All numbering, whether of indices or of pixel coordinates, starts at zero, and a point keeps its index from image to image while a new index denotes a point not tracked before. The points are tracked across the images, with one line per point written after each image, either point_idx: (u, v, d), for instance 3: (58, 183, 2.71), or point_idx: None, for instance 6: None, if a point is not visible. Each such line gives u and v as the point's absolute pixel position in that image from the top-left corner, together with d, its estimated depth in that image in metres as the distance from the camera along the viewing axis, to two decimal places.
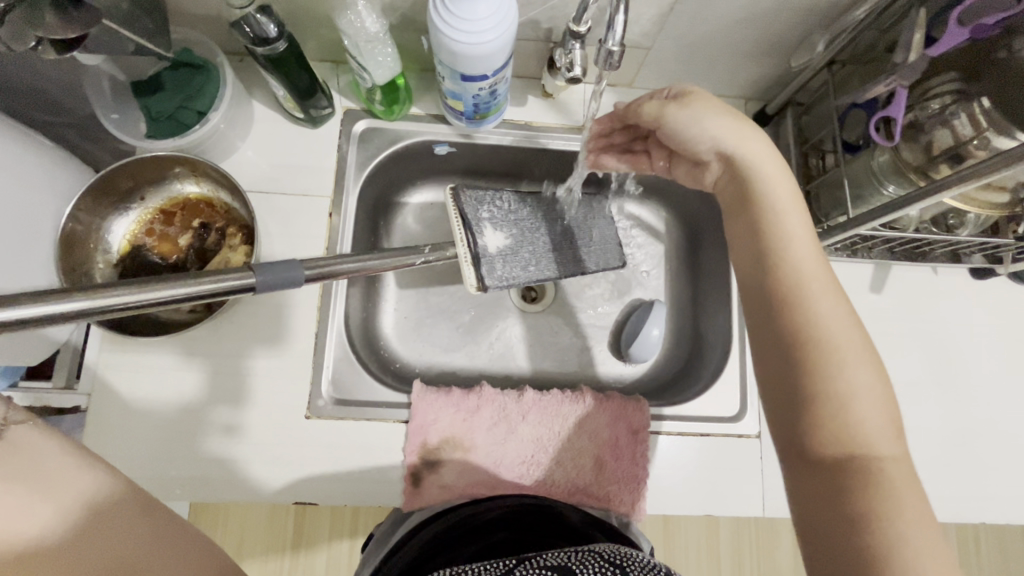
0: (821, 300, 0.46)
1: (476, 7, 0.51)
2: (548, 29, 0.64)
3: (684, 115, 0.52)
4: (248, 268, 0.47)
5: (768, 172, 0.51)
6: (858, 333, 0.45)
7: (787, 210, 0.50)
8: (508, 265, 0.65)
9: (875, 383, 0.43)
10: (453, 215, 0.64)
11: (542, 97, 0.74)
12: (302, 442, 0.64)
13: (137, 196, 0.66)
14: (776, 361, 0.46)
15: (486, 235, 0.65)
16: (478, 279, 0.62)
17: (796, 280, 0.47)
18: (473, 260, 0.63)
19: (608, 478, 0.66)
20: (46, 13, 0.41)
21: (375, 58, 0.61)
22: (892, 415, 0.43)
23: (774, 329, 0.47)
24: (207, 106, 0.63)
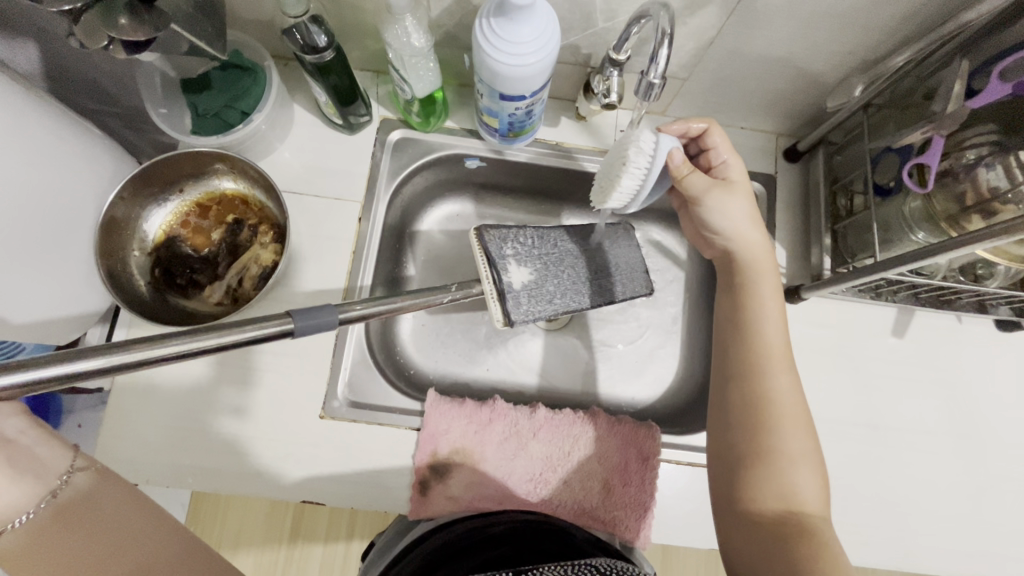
0: (779, 372, 0.58)
1: (521, 30, 0.52)
2: (588, 54, 0.66)
3: (717, 203, 0.63)
4: (287, 314, 0.49)
5: (748, 243, 0.63)
6: (801, 406, 0.57)
7: (762, 291, 0.62)
8: (536, 300, 0.64)
9: (806, 457, 0.54)
10: (479, 254, 0.63)
11: (575, 119, 0.75)
12: (315, 440, 0.65)
13: (176, 188, 0.67)
14: (736, 436, 0.56)
15: (511, 271, 0.64)
16: (505, 315, 0.62)
17: (764, 351, 0.59)
18: (498, 297, 0.62)
19: (615, 502, 0.65)
20: (121, 16, 0.43)
21: (418, 72, 0.63)
22: (816, 476, 0.54)
23: (737, 391, 0.58)
24: (252, 107, 0.65)
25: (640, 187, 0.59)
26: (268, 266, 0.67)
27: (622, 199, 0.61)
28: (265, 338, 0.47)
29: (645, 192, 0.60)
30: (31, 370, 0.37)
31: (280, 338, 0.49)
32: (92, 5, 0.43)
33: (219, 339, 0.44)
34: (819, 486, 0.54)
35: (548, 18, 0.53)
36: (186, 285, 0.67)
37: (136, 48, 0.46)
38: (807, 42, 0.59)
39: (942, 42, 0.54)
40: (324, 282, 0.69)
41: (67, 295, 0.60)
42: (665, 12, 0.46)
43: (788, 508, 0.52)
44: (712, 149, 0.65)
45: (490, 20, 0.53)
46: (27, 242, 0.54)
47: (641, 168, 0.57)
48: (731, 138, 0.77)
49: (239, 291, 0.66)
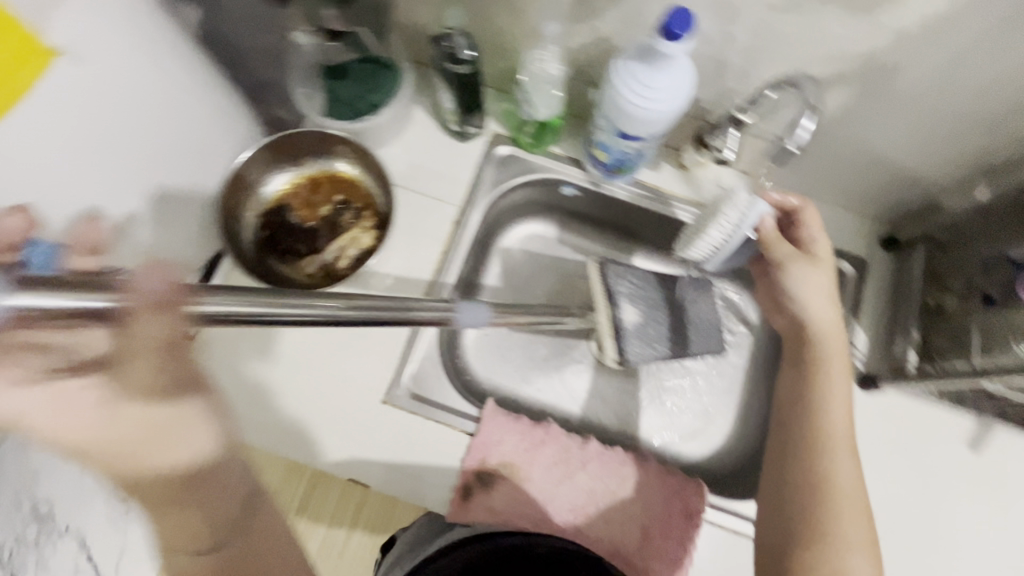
0: (842, 457, 0.58)
1: (660, 79, 0.55)
2: (708, 108, 0.67)
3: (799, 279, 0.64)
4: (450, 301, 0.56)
5: (822, 322, 0.64)
6: (861, 496, 0.57)
7: (831, 371, 0.62)
8: (642, 341, 0.69)
9: (865, 547, 0.54)
10: (598, 287, 0.70)
11: (676, 167, 0.77)
12: (372, 422, 0.67)
13: (296, 161, 0.72)
14: (790, 510, 0.57)
15: (625, 310, 0.69)
16: (618, 352, 0.69)
17: (827, 432, 0.59)
18: (613, 334, 0.69)
19: (651, 551, 0.64)
20: None
21: (543, 96, 0.66)
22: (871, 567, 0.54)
23: (795, 467, 0.58)
24: (381, 101, 0.71)
25: (725, 241, 0.67)
26: (365, 249, 0.70)
27: (700, 253, 0.70)
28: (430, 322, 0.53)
29: (727, 247, 0.68)
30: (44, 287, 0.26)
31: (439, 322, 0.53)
32: None
33: (378, 314, 0.45)
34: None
35: (686, 70, 0.56)
36: (286, 252, 0.71)
37: None
38: (928, 134, 0.60)
39: None
40: (409, 275, 0.72)
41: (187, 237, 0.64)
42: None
43: None
44: (802, 223, 0.66)
45: (632, 63, 0.56)
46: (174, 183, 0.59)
47: (729, 222, 0.65)
48: (829, 214, 0.76)
49: (333, 267, 0.70)
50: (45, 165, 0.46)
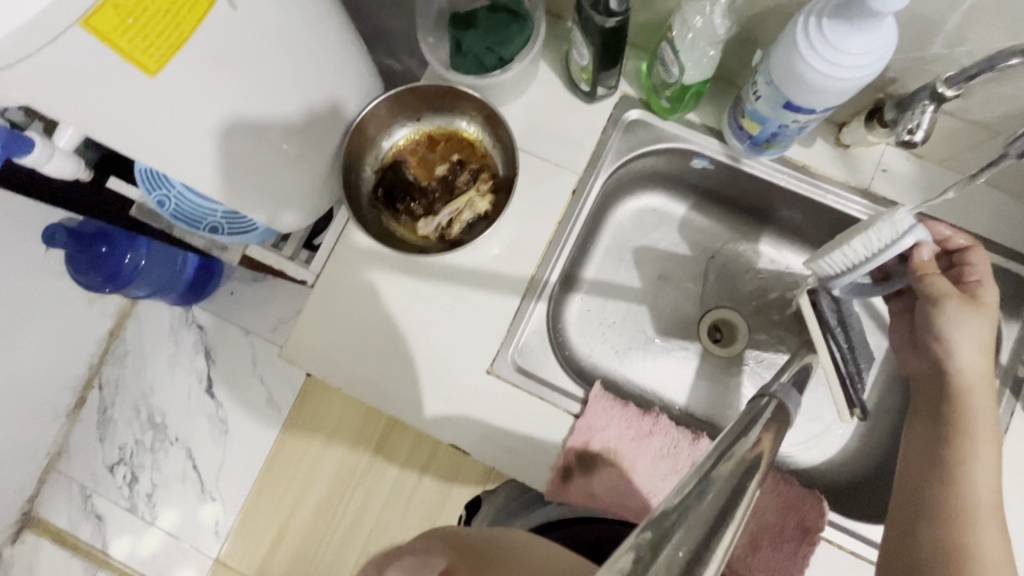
0: (989, 523, 0.48)
1: (854, 41, 0.46)
2: (895, 79, 0.57)
3: (954, 317, 0.53)
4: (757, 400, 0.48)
5: (971, 365, 0.53)
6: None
7: (979, 426, 0.52)
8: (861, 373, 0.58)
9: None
10: (813, 322, 0.57)
11: (832, 144, 0.67)
12: (476, 391, 0.66)
13: (415, 117, 0.69)
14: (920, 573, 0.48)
15: (842, 346, 0.57)
16: (853, 407, 0.55)
17: (974, 498, 0.49)
18: (843, 383, 0.55)
19: (757, 562, 0.60)
20: None
21: (696, 57, 0.58)
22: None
23: (929, 532, 0.49)
24: (510, 55, 0.65)
25: (859, 262, 0.53)
26: (479, 214, 0.67)
27: (827, 267, 0.57)
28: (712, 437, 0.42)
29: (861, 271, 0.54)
30: None
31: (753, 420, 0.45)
32: None
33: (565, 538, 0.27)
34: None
35: (891, 33, 0.46)
36: (402, 211, 0.69)
37: None
38: None
39: None
40: (521, 244, 0.69)
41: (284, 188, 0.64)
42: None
43: None
44: (971, 265, 0.56)
45: (822, 19, 0.47)
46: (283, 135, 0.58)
47: (880, 236, 0.51)
48: (1015, 212, 0.65)
49: (448, 231, 0.68)
50: (159, 104, 0.45)
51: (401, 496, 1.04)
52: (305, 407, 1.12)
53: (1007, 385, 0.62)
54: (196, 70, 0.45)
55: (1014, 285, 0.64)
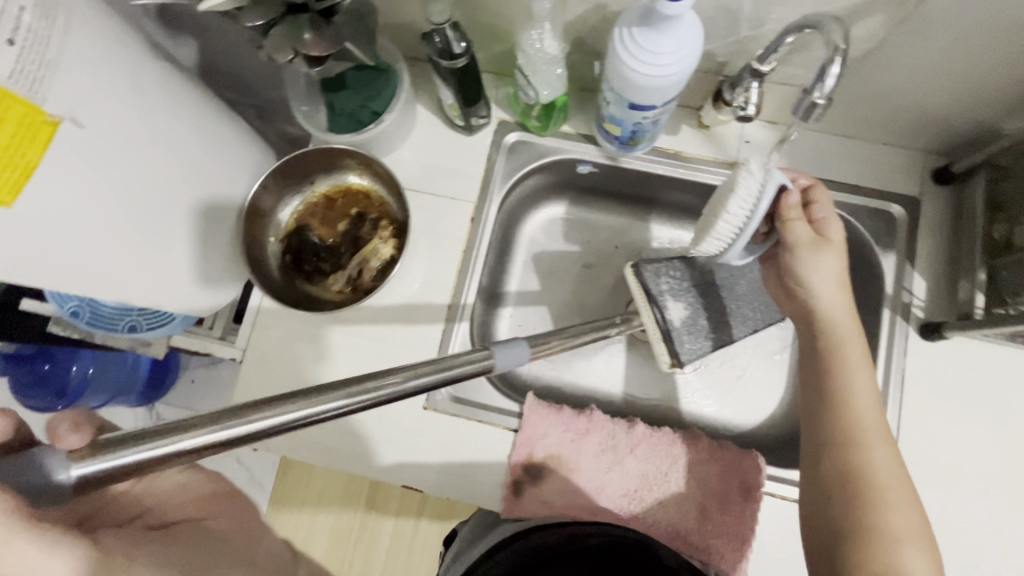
0: (877, 441, 0.53)
1: (666, 42, 0.51)
2: (724, 62, 0.62)
3: (810, 256, 0.57)
4: (483, 348, 0.48)
5: (830, 296, 0.57)
6: (899, 480, 0.52)
7: (851, 352, 0.56)
8: (699, 332, 0.62)
9: (917, 530, 0.50)
10: (637, 290, 0.62)
11: (696, 127, 0.72)
12: (415, 428, 0.67)
13: (309, 180, 0.72)
14: (827, 504, 0.52)
15: (671, 307, 0.62)
16: (673, 358, 0.61)
17: (858, 422, 0.53)
18: (662, 337, 0.61)
19: (710, 530, 0.63)
20: (306, 31, 0.47)
21: (545, 78, 0.62)
22: (930, 548, 0.49)
23: (829, 462, 0.53)
24: (382, 108, 0.69)
25: (741, 223, 0.55)
26: (387, 260, 0.70)
27: (719, 243, 0.57)
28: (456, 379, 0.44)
29: (749, 230, 0.56)
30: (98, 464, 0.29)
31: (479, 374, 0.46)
32: (282, 21, 0.47)
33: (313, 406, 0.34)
34: (930, 552, 0.49)
35: (693, 27, 0.52)
36: (312, 271, 0.71)
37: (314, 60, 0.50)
38: (978, 63, 0.53)
39: None
40: (432, 278, 0.71)
41: (203, 281, 0.65)
42: (839, 26, 0.43)
43: None
44: (815, 203, 0.59)
45: (632, 29, 0.52)
46: (187, 229, 0.59)
47: (747, 197, 0.54)
48: (869, 154, 0.71)
49: (359, 282, 0.70)
50: (66, 230, 0.46)
51: (402, 547, 0.96)
52: (284, 485, 0.98)
53: (896, 312, 0.67)
54: (86, 186, 0.47)
55: (884, 220, 0.70)
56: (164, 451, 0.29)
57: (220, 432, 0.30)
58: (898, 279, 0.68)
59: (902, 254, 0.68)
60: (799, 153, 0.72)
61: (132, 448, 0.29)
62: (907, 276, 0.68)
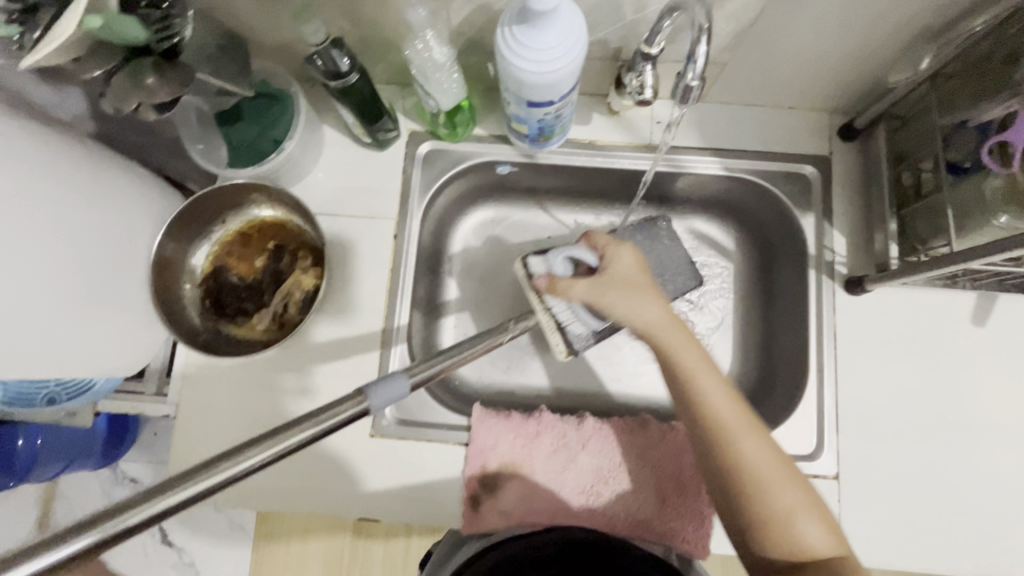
0: (741, 427, 0.52)
1: (547, 37, 0.50)
2: (618, 47, 0.62)
3: (609, 279, 0.59)
4: (359, 391, 0.40)
5: (645, 310, 0.56)
6: (779, 466, 0.50)
7: (679, 343, 0.55)
8: (590, 319, 0.65)
9: (806, 501, 0.50)
10: (529, 289, 0.66)
11: (607, 113, 0.72)
12: (365, 458, 0.65)
13: (219, 221, 0.69)
14: (722, 497, 0.52)
15: (564, 297, 0.65)
16: (566, 346, 0.65)
17: (716, 415, 0.52)
18: (556, 329, 0.65)
19: (670, 513, 0.63)
20: (148, 76, 0.44)
21: (441, 85, 0.61)
22: (818, 503, 0.50)
23: (705, 456, 0.53)
24: (282, 135, 0.66)
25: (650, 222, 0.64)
26: (309, 291, 0.68)
27: None
28: (335, 430, 0.38)
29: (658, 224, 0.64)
30: (51, 551, 0.27)
31: (355, 420, 0.39)
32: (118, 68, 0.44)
33: (268, 452, 0.34)
34: (821, 504, 0.50)
35: (573, 19, 0.51)
36: (236, 313, 0.68)
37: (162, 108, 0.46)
38: (854, 22, 0.54)
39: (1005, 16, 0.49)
40: (364, 302, 0.70)
41: (117, 340, 0.62)
42: (700, 6, 0.42)
43: (800, 556, 0.48)
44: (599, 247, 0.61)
45: (513, 28, 0.51)
46: (86, 289, 0.57)
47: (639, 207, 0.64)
48: (776, 120, 0.72)
49: (285, 316, 0.68)
50: None
51: None
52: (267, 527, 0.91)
53: (821, 271, 0.68)
54: None
55: (800, 182, 0.71)
56: (148, 510, 0.29)
57: (229, 467, 0.32)
58: (820, 238, 0.69)
59: (820, 213, 0.70)
60: (711, 126, 0.72)
61: (51, 553, 0.27)
62: (828, 234, 0.69)
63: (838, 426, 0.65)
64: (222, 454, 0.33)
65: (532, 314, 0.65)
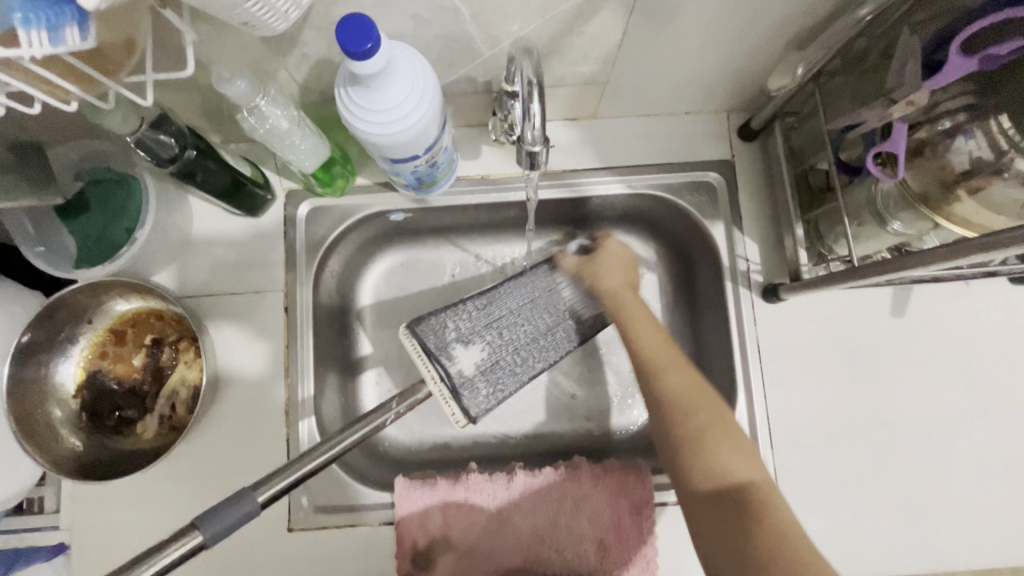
0: (670, 363, 0.52)
1: (390, 92, 0.45)
2: (487, 81, 0.58)
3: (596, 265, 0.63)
4: (195, 525, 0.38)
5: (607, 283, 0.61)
6: (735, 445, 0.47)
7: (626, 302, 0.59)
8: (491, 382, 0.57)
9: (726, 438, 0.47)
10: (415, 351, 0.56)
11: (496, 144, 0.67)
12: (287, 555, 0.61)
13: (82, 324, 0.62)
14: (663, 440, 0.49)
15: (457, 357, 0.56)
16: (464, 414, 0.54)
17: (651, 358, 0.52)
18: (452, 395, 0.54)
19: (613, 560, 0.61)
20: None
21: (297, 151, 0.55)
22: (742, 441, 0.47)
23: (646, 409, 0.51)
24: (135, 221, 0.59)
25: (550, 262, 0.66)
26: (197, 385, 0.63)
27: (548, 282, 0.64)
28: (167, 573, 0.36)
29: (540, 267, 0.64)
30: None
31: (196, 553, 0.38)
32: None
33: (153, 567, 0.36)
34: (751, 452, 0.47)
35: (415, 71, 0.46)
36: (118, 422, 0.62)
37: None
38: (723, 31, 0.50)
39: (871, 14, 0.45)
40: (265, 383, 0.65)
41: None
42: (527, 61, 0.41)
43: (718, 483, 0.45)
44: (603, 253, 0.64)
45: (349, 90, 0.45)
46: None
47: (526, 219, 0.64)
48: (672, 127, 0.68)
49: (174, 417, 0.62)
50: None
51: None
52: None
53: (737, 283, 0.66)
54: None
55: (705, 191, 0.67)
56: None
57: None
58: (733, 248, 0.66)
59: (730, 220, 0.67)
60: (607, 143, 0.68)
61: None
62: (739, 243, 0.66)
63: (770, 440, 0.64)
64: (135, 562, 0.36)
65: (422, 382, 0.55)
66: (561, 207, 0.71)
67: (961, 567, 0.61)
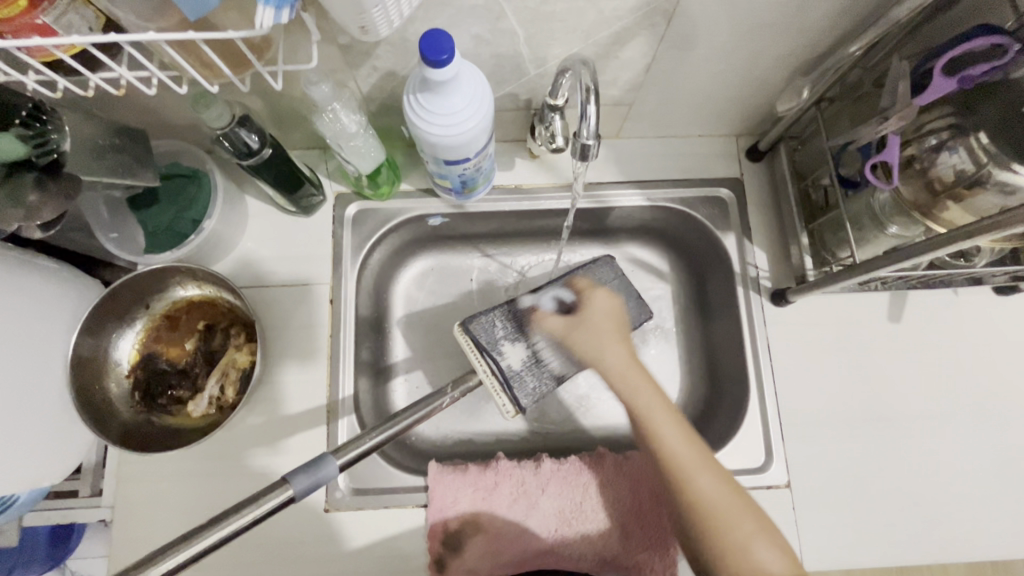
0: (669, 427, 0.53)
1: (454, 100, 0.51)
2: (528, 99, 0.65)
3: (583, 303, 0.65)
4: (283, 480, 0.43)
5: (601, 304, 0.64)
6: (743, 511, 0.48)
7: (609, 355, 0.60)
8: (537, 376, 0.62)
9: (724, 494, 0.49)
10: (467, 347, 0.61)
11: (529, 158, 0.74)
12: (324, 535, 0.63)
13: (142, 308, 0.67)
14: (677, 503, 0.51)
15: (506, 353, 0.61)
16: (513, 405, 0.59)
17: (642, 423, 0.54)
18: (501, 387, 0.60)
19: (635, 545, 0.64)
20: (29, 192, 0.45)
21: (359, 152, 0.62)
22: (747, 512, 0.48)
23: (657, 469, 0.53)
24: (201, 214, 0.65)
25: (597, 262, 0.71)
26: (246, 368, 0.67)
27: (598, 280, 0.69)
28: (248, 528, 0.40)
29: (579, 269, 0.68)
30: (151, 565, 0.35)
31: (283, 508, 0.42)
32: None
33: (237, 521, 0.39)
34: (761, 521, 0.48)
35: (476, 82, 0.53)
36: (169, 401, 0.66)
37: (48, 224, 0.48)
38: (739, 60, 0.58)
39: (865, 47, 0.53)
40: (308, 371, 0.69)
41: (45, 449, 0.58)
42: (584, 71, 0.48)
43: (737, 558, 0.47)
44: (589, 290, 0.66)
45: (417, 96, 0.52)
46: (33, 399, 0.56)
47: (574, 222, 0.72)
48: (687, 148, 0.75)
49: (223, 398, 0.66)
50: None
51: None
52: None
53: (748, 288, 0.72)
54: None
55: (718, 205, 0.74)
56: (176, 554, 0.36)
57: (212, 531, 0.38)
58: (744, 256, 0.73)
59: (740, 231, 0.73)
60: (629, 160, 0.75)
61: None
62: (750, 252, 0.73)
63: (782, 433, 0.68)
64: (222, 516, 0.39)
65: (473, 373, 0.60)
66: (586, 217, 0.77)
67: (964, 558, 0.64)
